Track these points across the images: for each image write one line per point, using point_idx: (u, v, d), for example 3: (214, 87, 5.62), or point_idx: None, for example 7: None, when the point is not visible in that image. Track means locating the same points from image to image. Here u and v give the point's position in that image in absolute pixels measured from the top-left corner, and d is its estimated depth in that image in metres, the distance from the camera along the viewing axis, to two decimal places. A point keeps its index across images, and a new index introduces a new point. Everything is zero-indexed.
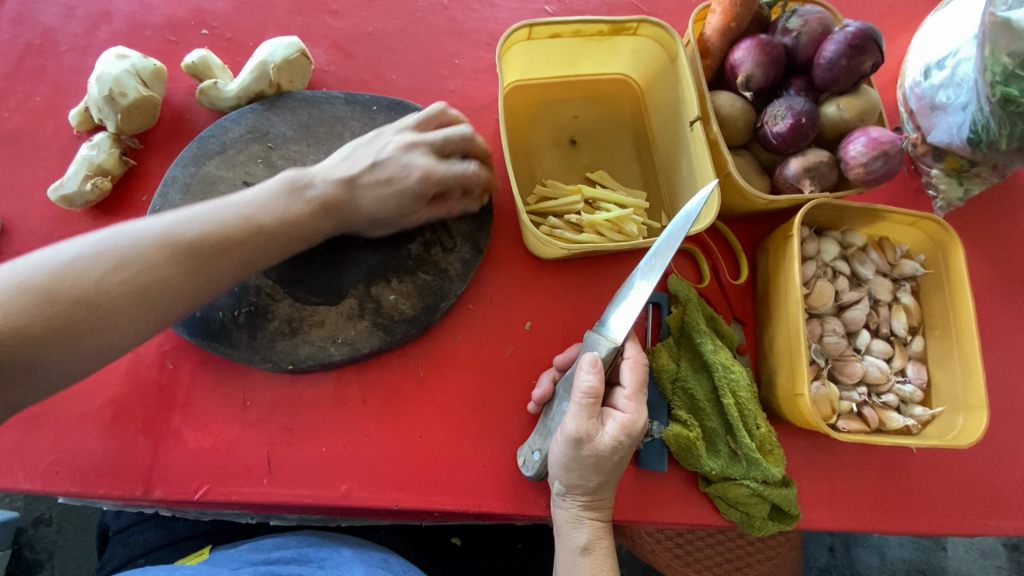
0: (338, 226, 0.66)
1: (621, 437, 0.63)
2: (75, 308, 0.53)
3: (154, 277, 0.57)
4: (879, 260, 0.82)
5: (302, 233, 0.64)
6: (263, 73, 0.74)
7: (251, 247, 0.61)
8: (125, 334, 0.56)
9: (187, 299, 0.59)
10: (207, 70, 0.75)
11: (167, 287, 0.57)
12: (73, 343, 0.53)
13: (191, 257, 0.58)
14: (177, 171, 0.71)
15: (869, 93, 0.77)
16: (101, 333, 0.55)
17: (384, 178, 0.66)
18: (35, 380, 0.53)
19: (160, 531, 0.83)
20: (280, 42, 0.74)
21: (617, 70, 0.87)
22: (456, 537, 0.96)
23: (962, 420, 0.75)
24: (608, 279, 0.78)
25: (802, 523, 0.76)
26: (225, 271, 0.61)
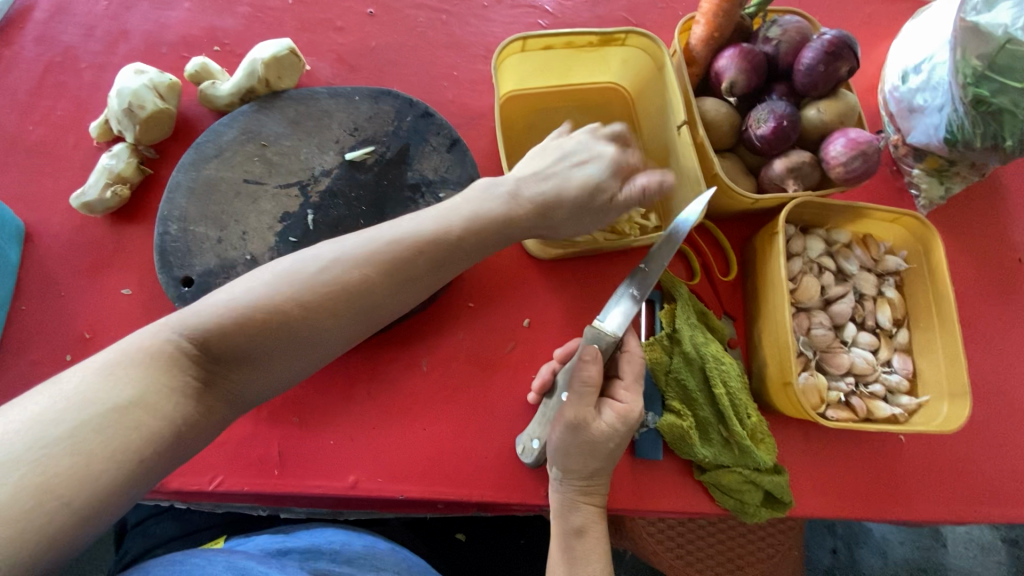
0: (535, 221, 0.64)
1: (616, 424, 0.66)
2: (290, 305, 0.51)
3: (358, 281, 0.54)
4: (863, 256, 0.85)
5: (537, 212, 0.64)
6: (252, 70, 0.78)
7: (461, 243, 0.61)
8: (329, 337, 0.54)
9: (384, 305, 0.58)
10: (205, 72, 0.80)
11: (371, 293, 0.55)
12: (286, 346, 0.51)
13: (393, 268, 0.56)
14: (180, 178, 0.74)
15: (847, 97, 0.81)
16: (311, 332, 0.53)
17: (586, 185, 0.65)
18: (252, 377, 0.51)
19: (176, 523, 0.86)
20: (272, 42, 0.79)
21: (609, 79, 0.91)
22: (461, 533, 0.98)
23: (947, 407, 0.77)
24: (602, 277, 0.81)
25: (795, 511, 0.78)
26: (427, 280, 0.60)
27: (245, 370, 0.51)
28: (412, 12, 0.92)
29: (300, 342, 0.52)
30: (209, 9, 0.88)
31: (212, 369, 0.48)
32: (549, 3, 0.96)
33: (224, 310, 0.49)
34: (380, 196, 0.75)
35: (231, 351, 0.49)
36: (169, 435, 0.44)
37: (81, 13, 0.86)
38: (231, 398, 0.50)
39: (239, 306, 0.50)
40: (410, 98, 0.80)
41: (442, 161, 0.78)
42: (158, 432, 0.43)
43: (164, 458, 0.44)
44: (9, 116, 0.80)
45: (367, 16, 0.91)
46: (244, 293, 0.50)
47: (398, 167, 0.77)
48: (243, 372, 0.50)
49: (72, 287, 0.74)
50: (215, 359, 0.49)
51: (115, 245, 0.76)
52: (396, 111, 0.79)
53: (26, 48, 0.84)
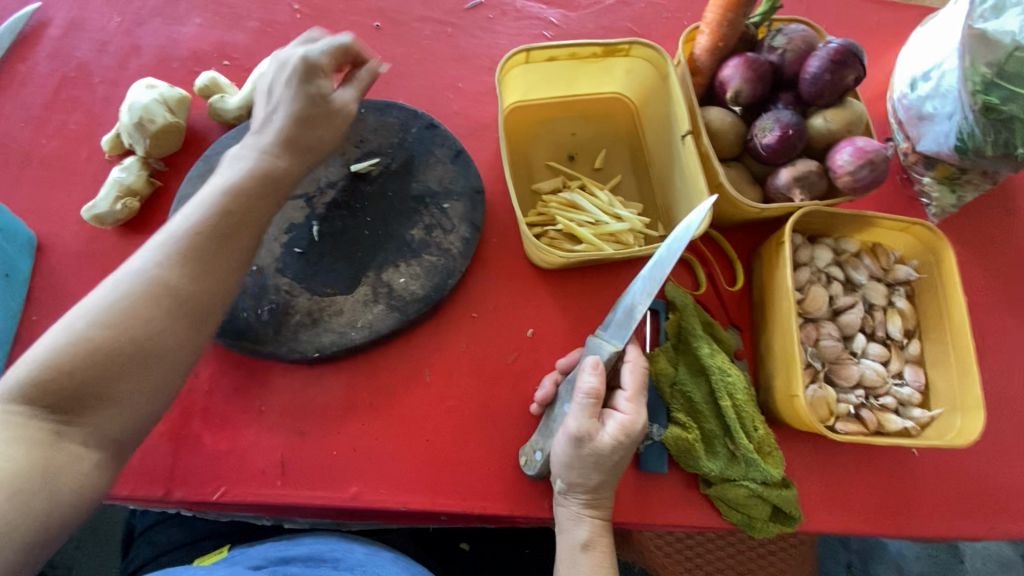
0: (220, 232, 0.62)
1: (620, 437, 0.65)
2: (107, 333, 0.54)
3: (154, 288, 0.57)
4: (872, 266, 0.84)
5: (297, 154, 0.69)
6: (260, 84, 0.79)
7: (238, 206, 0.64)
8: (175, 347, 0.57)
9: (209, 291, 0.60)
10: (215, 85, 0.82)
11: (181, 287, 0.58)
12: (135, 367, 0.54)
13: (188, 251, 0.60)
14: (187, 189, 0.75)
15: (854, 106, 0.80)
16: (155, 346, 0.56)
17: (302, 89, 0.69)
18: (117, 413, 0.54)
19: (182, 530, 0.87)
20: (282, 57, 0.80)
21: (613, 88, 0.91)
22: (465, 543, 0.98)
23: (961, 421, 0.76)
24: (607, 288, 0.81)
25: (804, 526, 0.77)
26: (225, 259, 0.62)
27: (102, 406, 0.53)
28: (418, 25, 0.93)
29: (141, 366, 0.55)
30: (220, 24, 0.90)
31: (70, 409, 0.51)
32: (554, 14, 0.97)
33: (43, 357, 0.51)
34: (386, 209, 0.77)
35: (77, 391, 0.51)
36: (38, 475, 0.48)
37: (95, 30, 0.88)
38: (101, 437, 0.53)
39: (46, 354, 0.51)
40: (415, 110, 0.83)
41: (446, 172, 0.80)
42: (25, 478, 0.47)
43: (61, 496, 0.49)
44: (24, 130, 0.82)
45: (373, 30, 0.92)
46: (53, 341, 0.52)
47: (403, 178, 0.79)
48: (107, 410, 0.53)
49: (82, 298, 0.75)
50: (62, 405, 0.51)
51: (124, 256, 0.77)
52: (401, 124, 0.82)
53: (41, 64, 0.86)
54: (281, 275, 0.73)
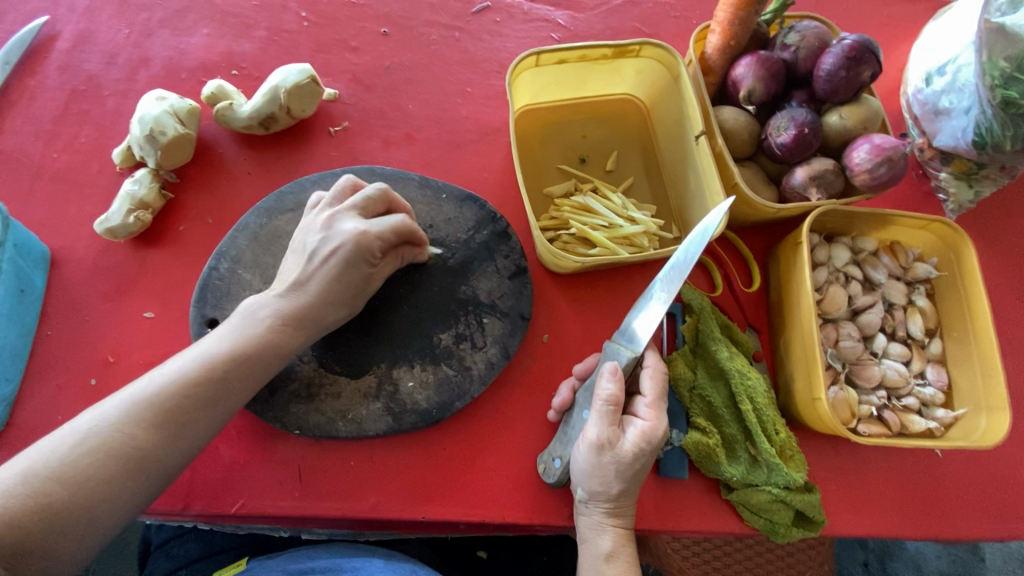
0: (199, 408, 0.59)
1: (642, 444, 0.64)
2: (58, 490, 0.51)
3: (122, 447, 0.54)
4: (890, 265, 0.83)
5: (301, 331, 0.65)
6: (271, 92, 0.79)
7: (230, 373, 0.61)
8: (119, 509, 0.54)
9: (175, 456, 0.57)
10: (224, 90, 0.81)
11: (147, 451, 0.55)
12: (75, 527, 0.51)
13: (168, 411, 0.57)
14: (250, 220, 0.75)
15: (870, 102, 0.79)
16: (94, 509, 0.52)
17: (342, 272, 0.66)
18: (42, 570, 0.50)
19: (199, 544, 0.86)
20: (294, 66, 0.80)
21: (623, 90, 0.90)
22: (482, 550, 0.97)
23: (987, 421, 0.74)
24: (622, 291, 0.80)
25: (828, 530, 0.75)
26: (203, 418, 0.59)
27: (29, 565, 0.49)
28: (426, 30, 0.93)
29: (80, 522, 0.52)
30: (227, 34, 0.89)
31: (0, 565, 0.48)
32: (562, 16, 0.96)
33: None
34: (425, 301, 0.74)
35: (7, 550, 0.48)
36: None
37: (104, 42, 0.88)
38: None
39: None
40: (501, 224, 0.79)
41: (500, 286, 0.77)
42: None
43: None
44: (35, 144, 0.82)
45: (381, 36, 0.92)
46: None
47: (455, 279, 0.76)
48: (39, 562, 0.50)
49: (97, 311, 0.75)
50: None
51: (138, 269, 0.77)
52: (475, 223, 0.79)
53: (51, 77, 0.86)
54: None
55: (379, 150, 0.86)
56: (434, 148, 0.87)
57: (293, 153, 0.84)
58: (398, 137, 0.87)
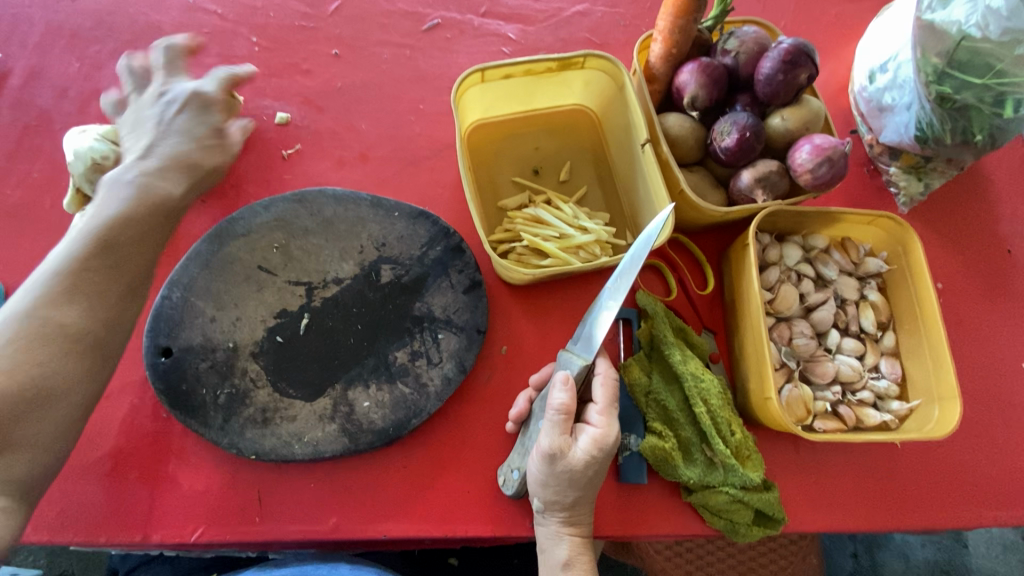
0: (106, 280, 0.60)
1: (594, 452, 0.65)
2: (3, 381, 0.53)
3: (45, 324, 0.56)
4: (841, 261, 0.84)
5: (149, 217, 0.64)
6: (203, 144, 0.70)
7: (109, 250, 0.60)
8: (78, 385, 0.58)
9: (105, 335, 0.60)
10: (125, 169, 0.66)
11: (78, 328, 0.57)
12: (37, 410, 0.55)
13: (75, 289, 0.58)
14: (201, 247, 0.75)
15: (811, 103, 0.80)
16: (51, 389, 0.56)
17: (186, 142, 0.69)
18: (29, 439, 0.55)
19: (167, 567, 0.86)
20: (206, 92, 0.72)
21: (574, 100, 0.91)
22: (454, 558, 0.98)
23: (939, 412, 0.75)
24: (576, 301, 0.81)
25: (790, 526, 0.76)
26: (117, 290, 0.61)
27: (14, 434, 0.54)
28: (377, 50, 0.94)
29: (37, 412, 0.55)
30: None
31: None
32: (512, 30, 0.97)
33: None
34: (380, 319, 0.75)
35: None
36: None
37: (55, 77, 0.89)
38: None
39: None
40: (455, 242, 0.79)
41: (454, 301, 0.77)
42: None
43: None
44: None
45: (332, 57, 0.93)
46: None
47: (408, 296, 0.77)
48: (9, 456, 0.54)
49: None
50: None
51: None
52: (428, 239, 0.79)
53: (2, 114, 0.86)
54: (254, 361, 0.71)
55: (333, 171, 0.87)
56: (388, 166, 0.88)
57: (247, 178, 0.85)
58: (352, 157, 0.88)
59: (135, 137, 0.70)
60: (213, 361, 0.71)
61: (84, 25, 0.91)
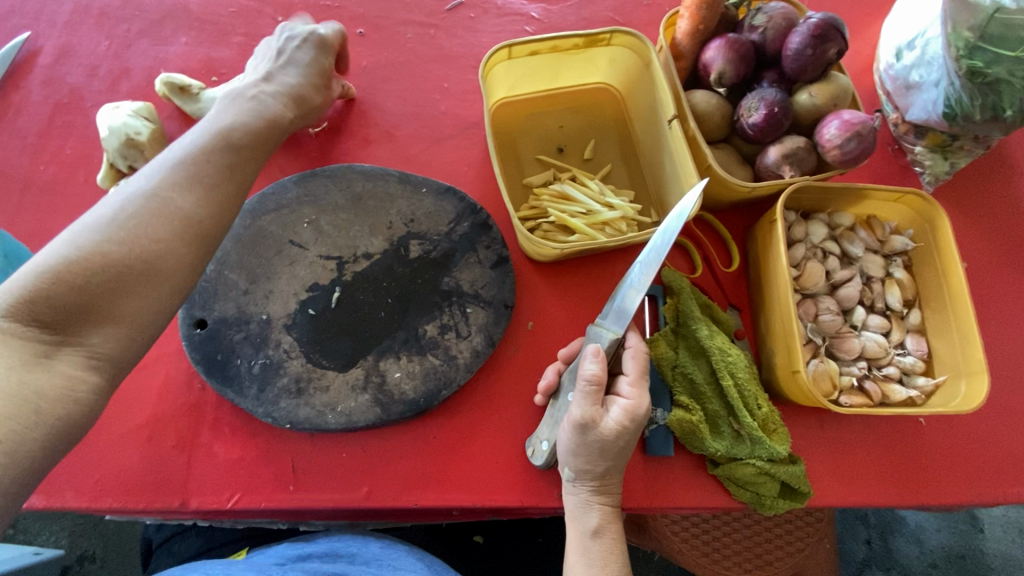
0: (221, 169, 0.62)
1: (625, 421, 0.66)
2: (117, 250, 0.53)
3: (163, 204, 0.57)
4: (867, 238, 0.84)
5: (266, 127, 0.69)
6: (314, 81, 0.78)
7: (228, 147, 0.64)
8: (179, 270, 0.57)
9: (215, 220, 0.60)
10: (248, 86, 0.73)
11: (188, 212, 0.58)
12: (137, 284, 0.54)
13: (193, 175, 0.60)
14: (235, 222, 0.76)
15: (839, 79, 0.80)
16: (159, 264, 0.55)
17: (302, 79, 0.77)
18: (128, 314, 0.54)
19: (200, 538, 0.89)
20: (328, 39, 0.80)
21: (598, 78, 0.91)
22: (479, 535, 1.00)
23: (966, 386, 0.75)
24: (602, 278, 0.82)
25: (815, 500, 0.77)
26: (232, 185, 0.63)
27: (113, 309, 0.53)
28: (401, 29, 0.94)
29: (147, 282, 0.54)
30: (206, 41, 0.91)
31: (69, 323, 0.51)
32: (535, 9, 0.97)
33: (42, 265, 0.50)
34: (409, 293, 0.76)
35: (77, 303, 0.51)
36: (22, 395, 0.47)
37: (85, 55, 0.90)
38: (101, 358, 0.53)
39: (51, 263, 0.51)
40: (482, 219, 0.80)
41: (482, 276, 0.78)
42: (13, 397, 0.47)
43: (34, 436, 0.47)
44: (22, 157, 0.84)
45: (357, 37, 0.93)
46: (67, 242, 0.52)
47: (437, 271, 0.77)
48: (108, 326, 0.53)
49: None
50: (56, 320, 0.50)
51: None
52: (456, 215, 0.80)
53: (35, 92, 0.87)
54: (288, 333, 0.73)
55: (359, 149, 0.88)
56: (413, 144, 0.88)
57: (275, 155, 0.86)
58: (378, 135, 0.88)
59: (256, 66, 0.79)
60: (247, 333, 0.72)
61: (113, 4, 0.92)
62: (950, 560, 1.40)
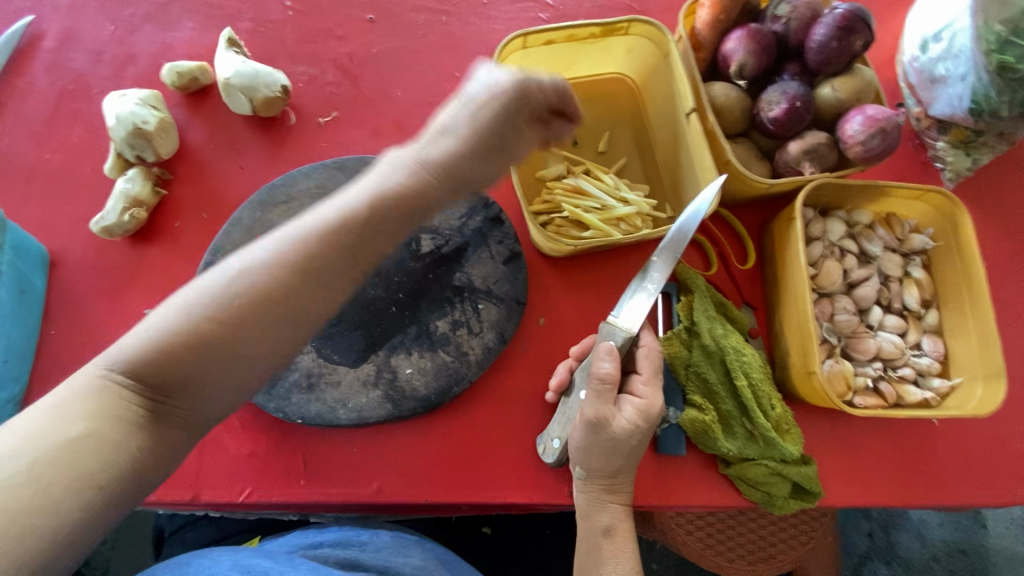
0: (327, 265, 0.53)
1: (638, 422, 0.66)
2: (211, 327, 0.50)
3: (265, 289, 0.51)
4: (886, 237, 0.83)
5: (390, 211, 0.54)
6: (488, 151, 0.56)
7: (351, 228, 0.53)
8: (266, 355, 0.52)
9: (316, 311, 0.53)
10: (398, 156, 0.56)
11: (286, 297, 0.51)
12: (219, 367, 0.50)
13: (301, 264, 0.52)
14: (243, 214, 0.75)
15: (864, 72, 0.77)
16: (243, 353, 0.51)
17: (490, 134, 0.56)
18: (206, 395, 0.51)
19: (212, 529, 0.90)
20: (534, 90, 0.56)
21: (614, 68, 0.89)
22: (486, 527, 1.00)
23: (983, 390, 0.74)
24: (615, 274, 0.81)
25: (825, 500, 0.76)
26: (343, 276, 0.54)
27: (191, 389, 0.51)
28: (412, 15, 0.92)
29: (227, 366, 0.51)
30: (212, 27, 0.89)
31: (160, 389, 0.50)
32: None
33: (147, 333, 0.49)
34: (421, 289, 0.75)
35: (168, 375, 0.49)
36: (93, 454, 0.46)
37: (89, 40, 0.88)
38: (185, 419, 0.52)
39: (159, 330, 0.49)
40: (496, 214, 0.79)
41: (495, 272, 0.77)
42: (75, 458, 0.45)
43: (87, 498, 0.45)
44: (27, 145, 0.83)
45: (367, 23, 0.91)
46: (172, 311, 0.50)
47: (449, 266, 0.76)
48: (193, 397, 0.51)
49: (98, 312, 0.77)
50: (152, 385, 0.50)
51: (138, 266, 0.78)
52: (468, 209, 0.79)
53: (39, 78, 0.86)
54: None
55: (369, 140, 0.86)
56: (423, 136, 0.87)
57: (283, 145, 0.84)
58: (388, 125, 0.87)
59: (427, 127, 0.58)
60: None
61: None
62: (952, 554, 1.41)
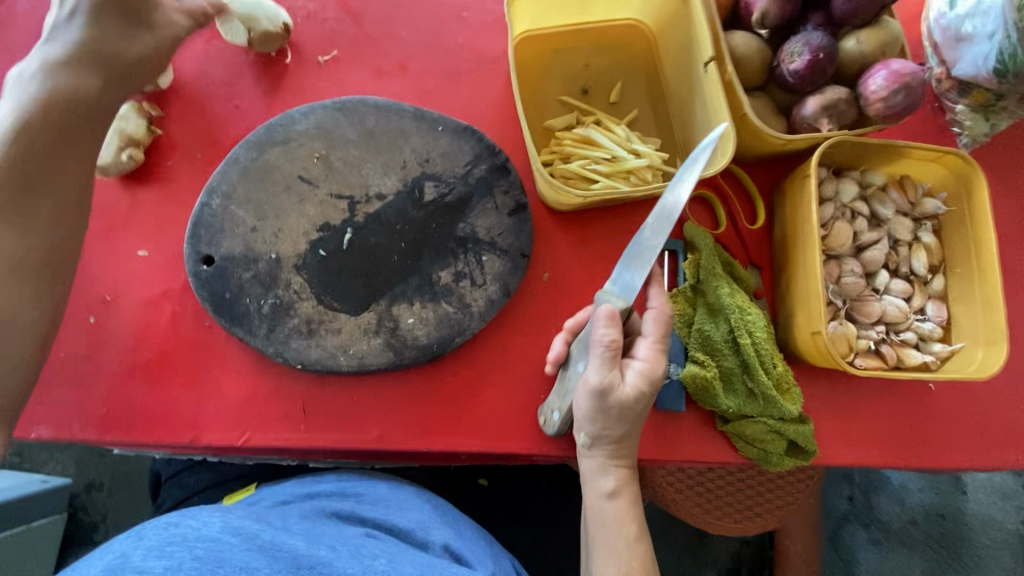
0: None
1: (645, 383, 0.65)
2: None
3: None
4: (898, 200, 0.81)
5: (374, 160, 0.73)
6: None
7: None
8: None
9: None
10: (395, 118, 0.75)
11: None
12: None
13: None
14: (240, 153, 0.72)
15: (892, 26, 0.74)
16: None
17: None
18: None
19: (210, 474, 0.90)
20: None
21: (630, 14, 0.85)
22: (484, 478, 1.02)
23: (983, 354, 0.75)
24: (622, 229, 0.79)
25: (819, 459, 0.78)
26: None
27: None
28: None
29: None
30: None
31: None
32: None
33: None
34: (423, 239, 0.73)
35: None
36: None
37: None
38: None
39: None
40: (502, 163, 0.76)
41: (499, 223, 0.75)
42: None
43: None
44: None
45: None
46: None
47: (453, 215, 0.74)
48: None
49: (89, 252, 0.74)
50: None
51: (131, 207, 0.76)
52: (473, 156, 0.76)
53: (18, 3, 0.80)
54: (298, 273, 0.70)
55: (371, 82, 0.82)
56: (428, 80, 0.83)
57: (281, 85, 0.80)
58: (391, 67, 0.82)
59: None
60: (256, 272, 0.70)
61: None
62: (930, 518, 1.46)
